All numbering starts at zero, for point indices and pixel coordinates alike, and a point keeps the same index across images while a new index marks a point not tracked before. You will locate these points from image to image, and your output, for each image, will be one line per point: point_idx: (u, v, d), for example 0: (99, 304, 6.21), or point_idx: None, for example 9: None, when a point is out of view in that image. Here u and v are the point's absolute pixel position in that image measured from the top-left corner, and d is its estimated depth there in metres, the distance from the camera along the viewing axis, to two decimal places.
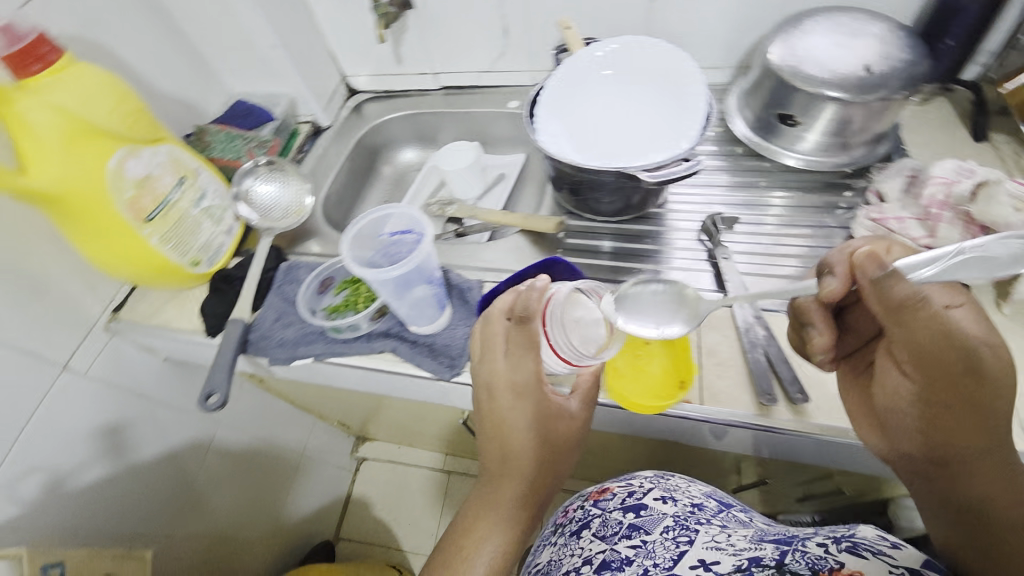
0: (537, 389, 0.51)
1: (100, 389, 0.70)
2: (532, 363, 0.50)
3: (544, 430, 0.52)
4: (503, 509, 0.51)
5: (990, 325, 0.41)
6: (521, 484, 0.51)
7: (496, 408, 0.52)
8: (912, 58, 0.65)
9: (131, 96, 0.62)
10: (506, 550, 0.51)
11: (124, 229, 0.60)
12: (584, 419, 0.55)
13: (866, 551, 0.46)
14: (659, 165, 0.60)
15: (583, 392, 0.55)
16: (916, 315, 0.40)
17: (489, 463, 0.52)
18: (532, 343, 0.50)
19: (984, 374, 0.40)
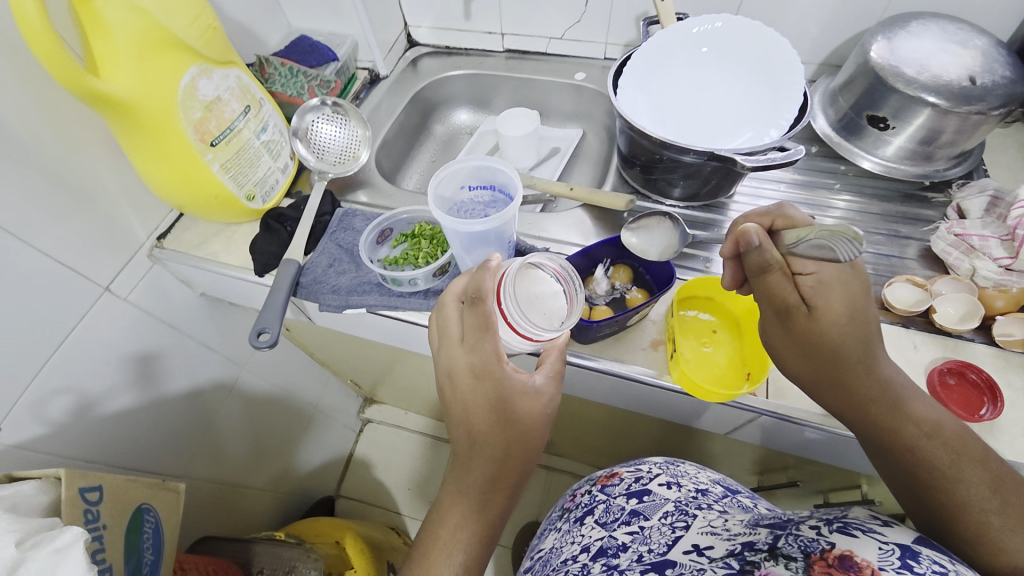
0: (496, 368, 0.47)
1: (137, 315, 0.68)
2: (487, 344, 0.47)
3: (508, 411, 0.48)
4: (472, 494, 0.49)
5: (839, 294, 0.46)
6: (493, 468, 0.49)
7: (458, 392, 0.50)
8: (1013, 76, 0.61)
9: (208, 12, 0.58)
10: (482, 533, 0.49)
11: (188, 150, 0.58)
12: (552, 394, 0.50)
13: (856, 531, 0.38)
14: (752, 151, 0.58)
15: (549, 366, 0.50)
16: (765, 277, 0.47)
17: (459, 446, 0.51)
18: (486, 324, 0.47)
19: (819, 336, 0.46)
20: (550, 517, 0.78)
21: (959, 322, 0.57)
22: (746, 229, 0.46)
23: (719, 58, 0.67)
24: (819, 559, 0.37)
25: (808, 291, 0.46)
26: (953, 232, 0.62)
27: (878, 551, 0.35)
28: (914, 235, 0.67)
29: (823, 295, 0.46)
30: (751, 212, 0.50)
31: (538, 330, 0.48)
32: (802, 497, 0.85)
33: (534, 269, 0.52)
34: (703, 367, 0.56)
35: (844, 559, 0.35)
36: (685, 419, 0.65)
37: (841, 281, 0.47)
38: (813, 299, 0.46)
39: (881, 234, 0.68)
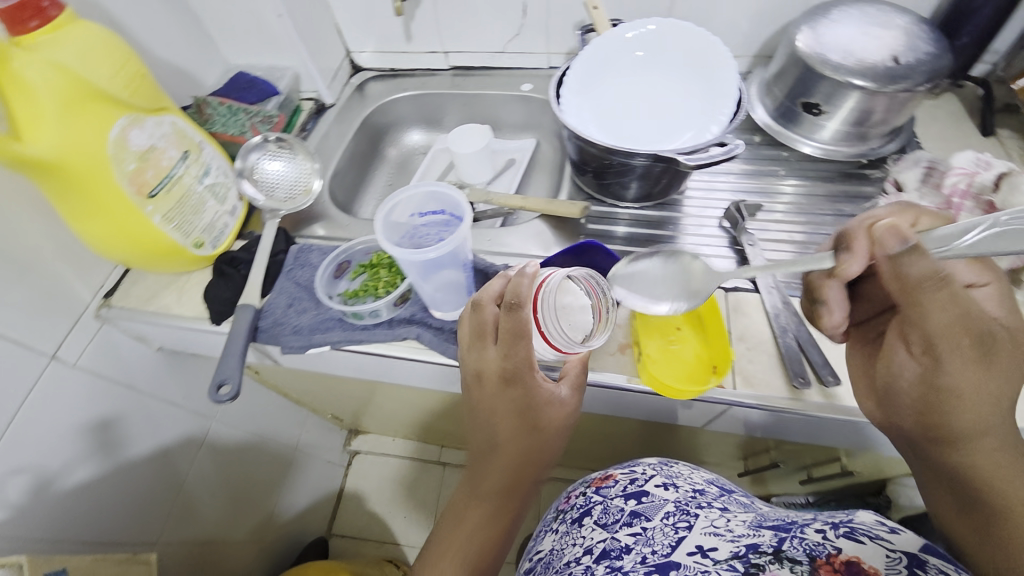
0: (527, 375, 0.48)
1: (89, 380, 0.65)
2: (522, 350, 0.48)
3: (533, 417, 0.49)
4: (488, 496, 0.50)
5: (1012, 310, 0.44)
6: (511, 473, 0.50)
7: (484, 396, 0.50)
8: (936, 51, 0.64)
9: (133, 58, 0.57)
10: (494, 541, 0.49)
11: (125, 205, 0.55)
12: (574, 406, 0.51)
13: (862, 537, 0.44)
14: (693, 149, 0.60)
15: (572, 378, 0.52)
16: (937, 293, 0.40)
17: (478, 449, 0.52)
18: (521, 330, 0.48)
19: (991, 354, 0.40)
20: (544, 520, 0.76)
21: None
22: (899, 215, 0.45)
23: (656, 60, 0.69)
24: (825, 563, 0.43)
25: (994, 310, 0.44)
26: None
27: (886, 560, 0.41)
28: (856, 212, 0.70)
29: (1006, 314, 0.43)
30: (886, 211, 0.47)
31: (574, 344, 0.50)
32: (786, 475, 0.87)
33: (569, 280, 0.54)
34: (672, 366, 0.56)
35: (851, 566, 0.42)
36: (661, 417, 0.66)
37: (1009, 304, 0.44)
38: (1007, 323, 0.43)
39: (825, 214, 0.70)
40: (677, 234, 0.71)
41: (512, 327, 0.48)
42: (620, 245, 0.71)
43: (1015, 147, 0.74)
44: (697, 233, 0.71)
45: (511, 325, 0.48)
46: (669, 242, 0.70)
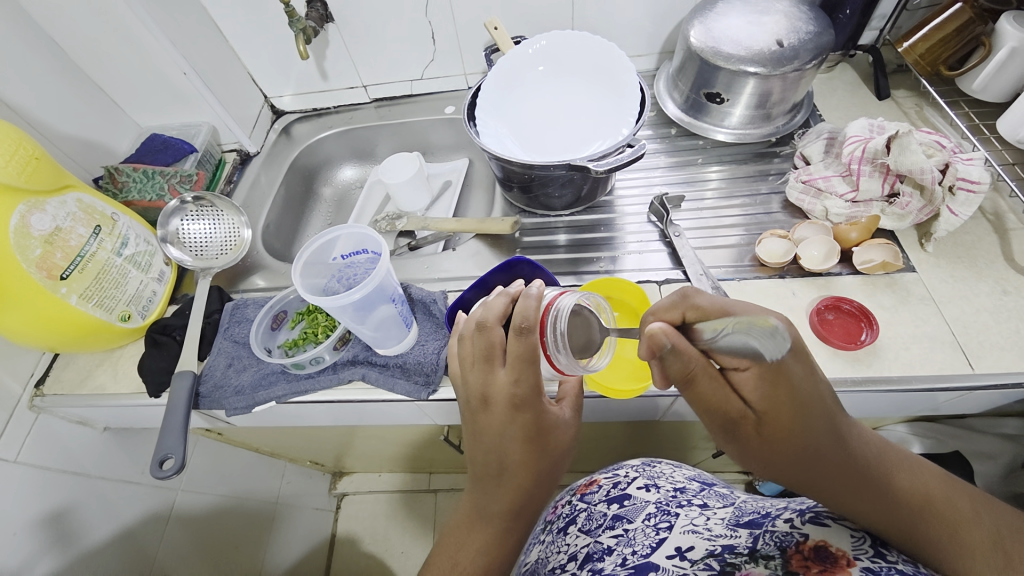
0: (538, 400, 0.47)
1: (30, 475, 0.62)
2: (534, 375, 0.45)
3: (541, 440, 0.48)
4: (496, 520, 0.48)
5: (776, 386, 0.39)
6: (520, 496, 0.48)
7: (490, 420, 0.48)
8: (818, 29, 0.68)
9: (26, 141, 0.55)
10: (499, 561, 0.48)
11: (36, 292, 0.54)
12: (574, 426, 0.52)
13: (828, 519, 0.41)
14: (603, 155, 0.62)
15: (571, 398, 0.53)
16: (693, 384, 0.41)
17: (483, 473, 0.49)
18: (532, 355, 0.44)
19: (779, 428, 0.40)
20: (532, 532, 0.74)
21: (824, 261, 0.63)
22: (653, 334, 0.39)
23: (560, 71, 0.71)
24: (795, 552, 0.40)
25: (752, 393, 0.41)
26: (801, 180, 0.68)
27: (852, 541, 0.39)
28: (772, 189, 0.73)
29: (767, 393, 0.40)
30: (659, 307, 0.43)
31: (577, 366, 0.47)
32: None
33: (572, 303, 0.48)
34: (614, 369, 0.58)
35: (820, 551, 0.39)
36: (619, 416, 0.67)
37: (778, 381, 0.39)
38: (764, 404, 0.40)
39: (746, 195, 0.73)
40: (610, 235, 0.73)
41: (523, 352, 0.44)
42: (557, 254, 0.72)
43: (909, 107, 0.78)
44: (629, 231, 0.73)
45: (522, 350, 0.44)
46: (603, 244, 0.72)
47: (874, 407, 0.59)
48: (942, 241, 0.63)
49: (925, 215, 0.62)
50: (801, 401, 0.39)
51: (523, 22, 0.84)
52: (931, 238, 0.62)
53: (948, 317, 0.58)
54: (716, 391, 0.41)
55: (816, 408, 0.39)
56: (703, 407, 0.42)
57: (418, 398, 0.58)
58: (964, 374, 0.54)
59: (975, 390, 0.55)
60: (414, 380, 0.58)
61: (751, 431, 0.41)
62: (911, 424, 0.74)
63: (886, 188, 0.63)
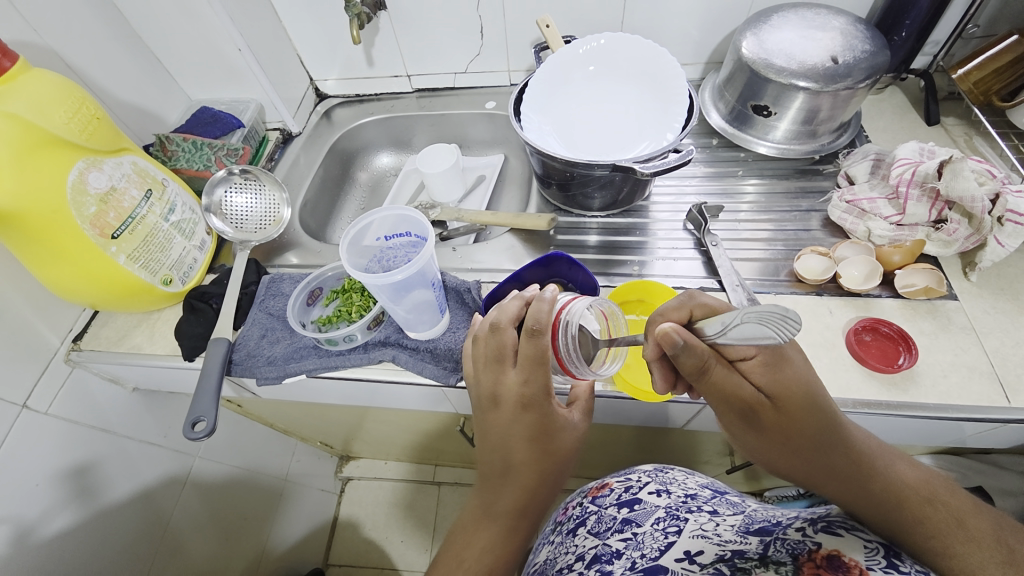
0: (547, 402, 0.46)
1: (61, 427, 0.64)
2: (544, 378, 0.45)
3: (546, 443, 0.48)
4: (502, 518, 0.47)
5: (783, 371, 0.43)
6: (525, 496, 0.48)
7: (499, 419, 0.47)
8: (874, 48, 0.67)
9: (89, 102, 0.57)
10: (501, 559, 0.47)
11: (88, 248, 0.56)
12: (583, 429, 0.51)
13: (840, 529, 0.41)
14: (648, 158, 0.62)
15: (583, 403, 0.52)
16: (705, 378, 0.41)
17: (489, 470, 0.49)
18: (543, 357, 0.45)
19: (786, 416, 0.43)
20: (541, 531, 0.74)
21: (864, 282, 0.62)
22: (667, 331, 0.40)
23: (608, 73, 0.72)
24: (808, 560, 0.40)
25: (760, 380, 0.43)
26: (845, 200, 0.67)
27: (864, 552, 0.38)
28: (813, 206, 0.72)
29: (775, 380, 0.43)
30: (665, 306, 0.43)
31: (589, 371, 0.48)
32: None
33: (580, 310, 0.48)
34: (644, 370, 0.59)
35: (833, 560, 0.38)
36: (642, 421, 0.67)
37: (780, 362, 0.43)
38: (774, 392, 0.43)
39: (784, 210, 0.73)
40: (643, 240, 0.72)
41: (534, 353, 0.44)
42: (589, 254, 0.72)
43: (959, 134, 0.77)
44: (664, 236, 0.72)
45: (532, 350, 0.45)
46: (636, 247, 0.72)
47: (904, 434, 0.58)
48: (986, 272, 0.61)
49: (971, 244, 0.60)
50: (806, 395, 0.43)
51: (572, 23, 0.84)
52: (976, 268, 0.61)
53: (988, 348, 0.56)
54: (729, 379, 0.43)
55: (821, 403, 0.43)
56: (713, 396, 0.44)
57: (446, 383, 0.58)
58: (1004, 410, 0.52)
59: (1010, 425, 0.54)
60: (442, 365, 0.59)
61: (766, 416, 0.44)
62: (936, 456, 0.73)
63: (933, 214, 0.61)
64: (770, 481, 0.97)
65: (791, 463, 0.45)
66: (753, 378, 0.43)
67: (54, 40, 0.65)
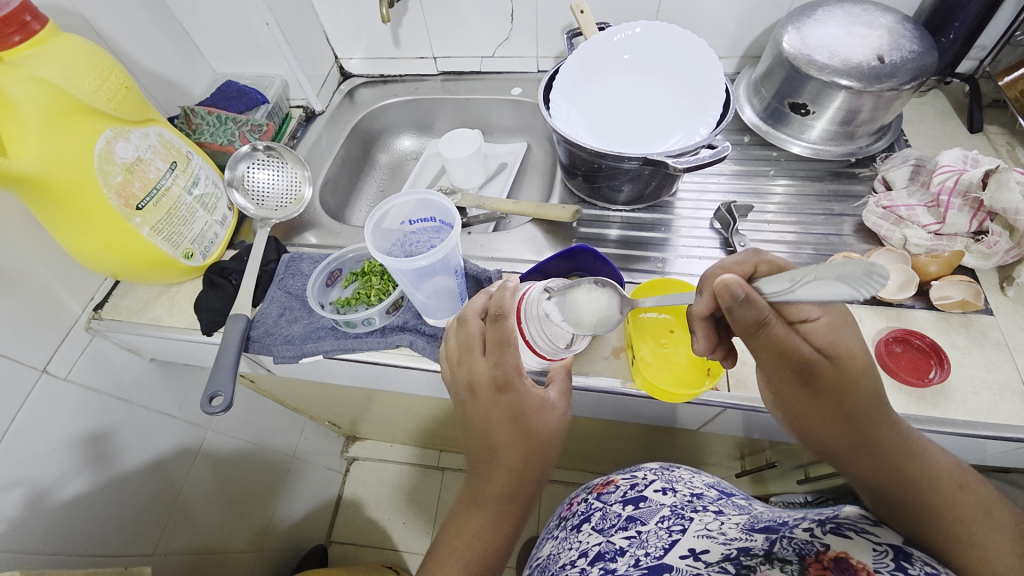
0: (519, 381, 0.46)
1: (80, 393, 0.64)
2: (515, 359, 0.45)
3: (526, 424, 0.47)
4: (489, 504, 0.47)
5: (843, 335, 0.43)
6: (512, 480, 0.47)
7: (478, 405, 0.48)
8: (922, 48, 0.64)
9: (119, 71, 0.56)
10: (494, 546, 0.47)
11: (113, 218, 0.56)
12: (564, 410, 0.50)
13: (850, 532, 0.41)
14: (682, 152, 0.60)
15: (561, 382, 0.50)
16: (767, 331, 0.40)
17: (475, 456, 0.49)
18: (507, 339, 0.45)
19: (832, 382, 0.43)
20: (546, 524, 0.74)
21: (898, 292, 0.60)
22: (727, 282, 0.38)
23: (642, 62, 0.70)
24: (815, 561, 0.40)
25: (822, 340, 0.43)
26: (881, 205, 0.65)
27: (873, 555, 0.38)
28: (846, 211, 0.70)
29: (836, 340, 0.42)
30: (728, 260, 0.45)
31: (560, 350, 0.49)
32: (783, 474, 0.86)
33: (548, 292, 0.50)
34: (665, 370, 0.56)
35: (840, 563, 0.38)
36: (652, 419, 0.66)
37: (845, 327, 0.43)
38: (836, 350, 0.42)
39: (814, 213, 0.71)
40: (667, 236, 0.71)
41: (498, 337, 0.45)
42: (609, 248, 0.71)
43: (1002, 143, 0.74)
44: (689, 234, 0.71)
45: (496, 334, 0.45)
46: (660, 244, 0.70)
47: None
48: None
49: (1010, 258, 0.58)
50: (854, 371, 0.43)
51: (606, 10, 0.82)
52: (1013, 282, 0.59)
53: (1020, 366, 0.55)
54: (788, 338, 0.41)
55: (867, 385, 0.43)
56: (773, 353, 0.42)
57: None
58: None
59: None
60: None
61: (824, 373, 0.42)
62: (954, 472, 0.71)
63: (974, 225, 0.59)
64: (777, 486, 0.96)
65: (837, 435, 0.44)
66: (814, 339, 0.43)
67: (83, 5, 0.65)
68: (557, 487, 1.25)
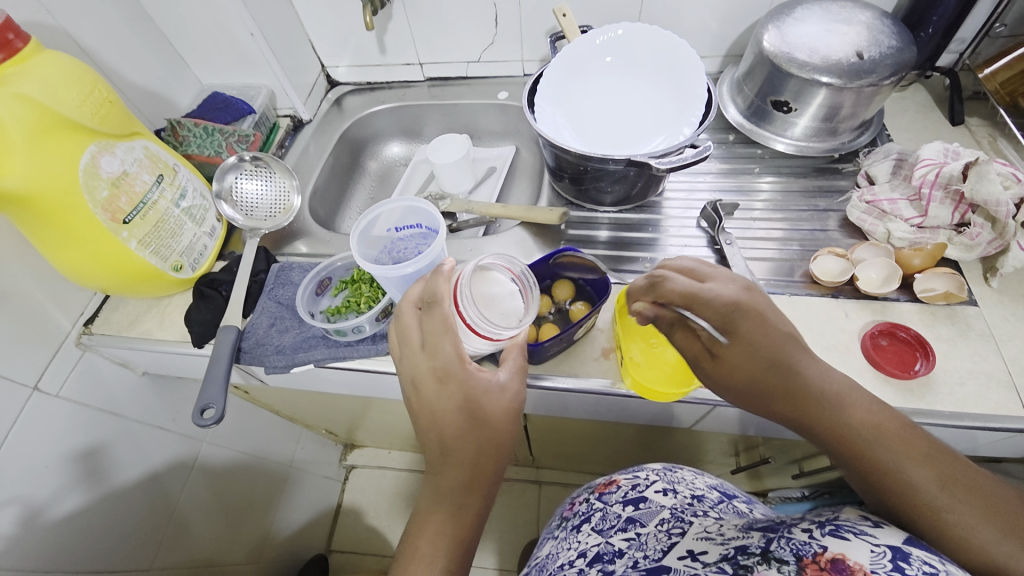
0: (458, 368, 0.46)
1: (71, 409, 0.64)
2: (450, 345, 0.46)
3: (473, 412, 0.46)
4: (448, 499, 0.44)
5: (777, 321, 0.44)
6: (467, 470, 0.45)
7: (423, 399, 0.48)
8: (900, 44, 0.65)
9: (102, 85, 0.56)
10: (456, 545, 0.44)
11: (101, 233, 0.56)
12: (516, 392, 0.48)
13: (849, 534, 0.39)
14: (665, 153, 0.61)
15: (513, 361, 0.49)
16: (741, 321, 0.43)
17: (430, 453, 0.47)
18: (447, 325, 0.47)
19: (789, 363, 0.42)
20: (548, 526, 0.74)
21: (882, 285, 0.61)
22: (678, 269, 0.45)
23: (625, 64, 0.71)
24: (811, 562, 0.38)
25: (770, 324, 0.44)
26: (865, 200, 0.65)
27: (870, 554, 0.36)
28: (829, 206, 0.71)
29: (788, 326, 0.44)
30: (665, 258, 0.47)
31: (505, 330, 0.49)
32: (779, 469, 0.87)
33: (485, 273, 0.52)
34: (655, 369, 0.55)
35: (837, 564, 0.36)
36: (646, 419, 0.66)
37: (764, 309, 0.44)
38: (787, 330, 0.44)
39: (799, 209, 0.71)
40: (655, 236, 0.71)
41: (437, 323, 0.48)
42: (600, 250, 0.71)
43: (984, 135, 0.75)
44: (677, 234, 0.71)
45: (437, 322, 0.48)
46: (649, 244, 0.71)
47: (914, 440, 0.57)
48: (1007, 278, 0.60)
49: (993, 249, 0.59)
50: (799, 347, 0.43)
51: (587, 13, 0.83)
52: (997, 273, 0.60)
53: (1006, 356, 0.55)
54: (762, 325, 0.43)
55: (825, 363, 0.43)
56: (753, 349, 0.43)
57: None
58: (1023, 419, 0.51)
59: None
60: None
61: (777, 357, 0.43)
62: None
63: (956, 217, 0.60)
64: (774, 481, 0.96)
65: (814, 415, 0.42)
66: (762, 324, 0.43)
67: (67, 21, 0.65)
68: (556, 489, 1.25)
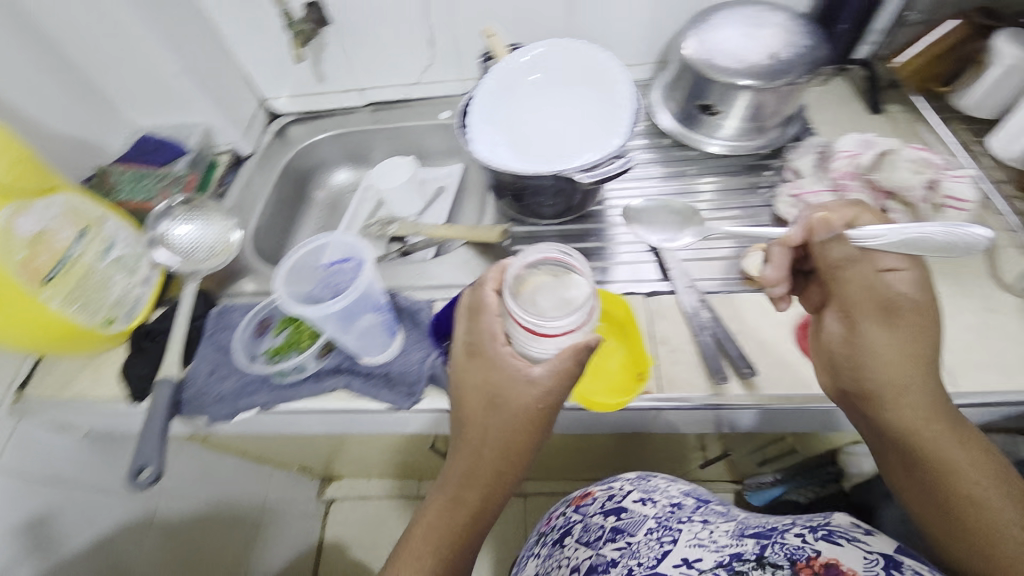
0: (488, 345, 0.49)
1: (6, 481, 0.61)
2: (483, 324, 0.50)
3: (498, 395, 0.48)
4: (461, 468, 0.49)
5: (925, 291, 0.49)
6: (481, 444, 0.48)
7: (456, 373, 0.51)
8: (812, 43, 0.68)
9: (16, 143, 0.57)
10: (462, 507, 0.48)
11: (18, 295, 0.53)
12: (545, 389, 0.46)
13: (842, 539, 0.46)
14: (595, 165, 0.63)
15: (552, 360, 0.46)
16: (845, 270, 0.52)
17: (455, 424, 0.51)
18: (479, 305, 0.50)
19: (896, 319, 0.48)
20: (527, 543, 0.72)
21: None
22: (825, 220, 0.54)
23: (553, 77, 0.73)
24: (805, 566, 0.45)
25: (908, 289, 0.49)
26: (791, 194, 0.67)
27: (865, 562, 0.43)
28: (762, 202, 0.73)
29: (902, 291, 0.49)
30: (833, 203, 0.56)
31: (542, 317, 0.45)
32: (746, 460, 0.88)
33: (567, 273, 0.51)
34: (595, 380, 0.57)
35: (831, 568, 0.43)
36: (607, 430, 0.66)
37: (927, 285, 0.50)
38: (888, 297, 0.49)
39: (735, 207, 0.73)
40: (600, 245, 0.72)
41: (472, 302, 0.51)
42: None
43: (903, 121, 0.79)
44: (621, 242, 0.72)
45: (473, 302, 0.51)
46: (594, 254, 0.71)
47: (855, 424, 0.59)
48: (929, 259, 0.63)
49: None
50: (921, 323, 0.48)
51: (518, 30, 0.84)
52: None
53: None
54: (876, 282, 0.50)
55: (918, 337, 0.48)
56: (858, 292, 0.51)
57: (401, 407, 0.57)
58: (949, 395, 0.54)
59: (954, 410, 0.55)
60: (398, 390, 0.57)
61: (908, 313, 0.48)
62: None
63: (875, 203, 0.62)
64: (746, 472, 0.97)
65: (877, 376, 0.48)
66: (896, 286, 0.50)
67: None
68: (538, 500, 1.24)
